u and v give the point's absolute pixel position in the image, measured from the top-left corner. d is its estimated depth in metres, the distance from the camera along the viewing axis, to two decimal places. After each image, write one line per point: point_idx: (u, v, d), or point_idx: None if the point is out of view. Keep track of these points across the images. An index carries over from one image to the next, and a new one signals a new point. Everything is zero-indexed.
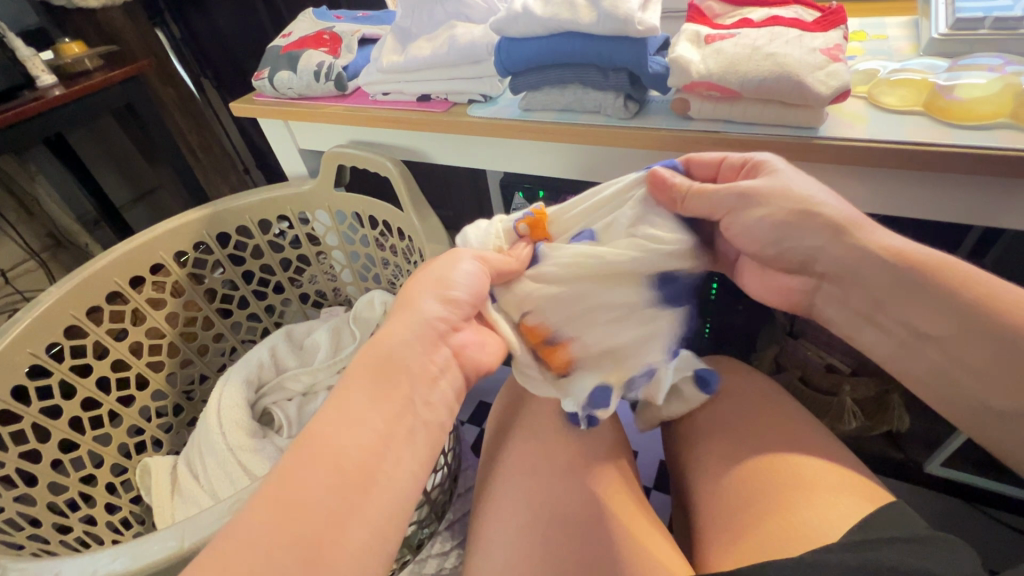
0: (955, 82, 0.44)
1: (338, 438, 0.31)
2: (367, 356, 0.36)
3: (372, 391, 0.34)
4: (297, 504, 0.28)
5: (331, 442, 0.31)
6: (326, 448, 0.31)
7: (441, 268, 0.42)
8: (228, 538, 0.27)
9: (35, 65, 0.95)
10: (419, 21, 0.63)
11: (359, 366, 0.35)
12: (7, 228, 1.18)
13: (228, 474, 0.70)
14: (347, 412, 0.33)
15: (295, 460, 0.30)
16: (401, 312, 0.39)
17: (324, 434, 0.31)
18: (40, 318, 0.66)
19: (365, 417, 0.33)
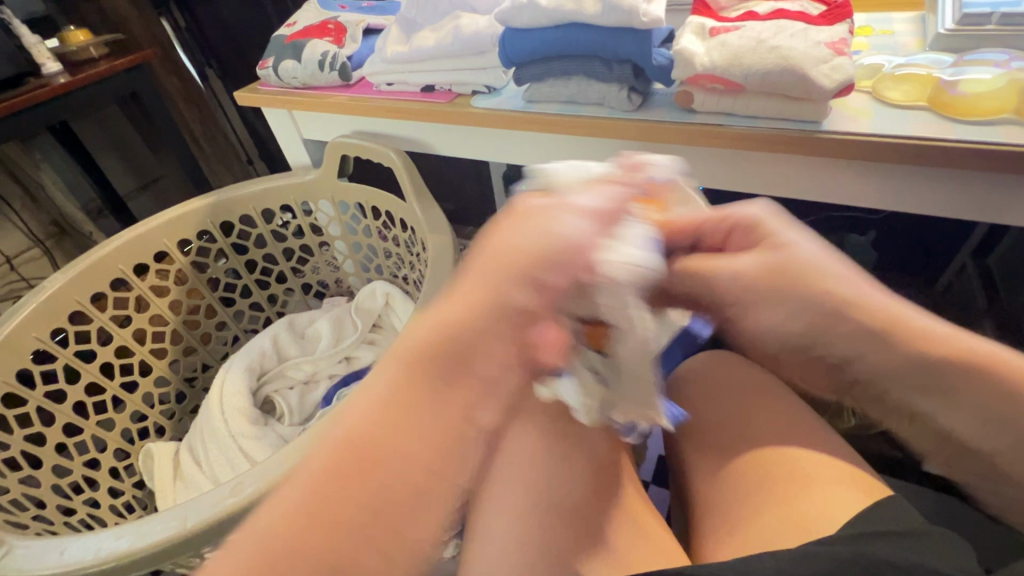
0: (960, 78, 0.44)
1: (382, 431, 0.27)
2: (426, 343, 0.29)
3: (435, 377, 0.28)
4: (325, 512, 0.25)
5: (371, 416, 0.28)
6: (370, 438, 0.27)
7: (532, 213, 0.33)
8: (256, 531, 0.25)
9: (40, 52, 0.95)
10: (423, 12, 0.63)
11: (418, 352, 0.29)
12: (12, 215, 1.19)
13: (230, 460, 0.70)
14: (394, 406, 0.28)
15: (333, 461, 0.26)
16: (486, 291, 0.30)
17: (365, 436, 0.27)
18: (46, 303, 0.67)
19: (415, 412, 0.28)
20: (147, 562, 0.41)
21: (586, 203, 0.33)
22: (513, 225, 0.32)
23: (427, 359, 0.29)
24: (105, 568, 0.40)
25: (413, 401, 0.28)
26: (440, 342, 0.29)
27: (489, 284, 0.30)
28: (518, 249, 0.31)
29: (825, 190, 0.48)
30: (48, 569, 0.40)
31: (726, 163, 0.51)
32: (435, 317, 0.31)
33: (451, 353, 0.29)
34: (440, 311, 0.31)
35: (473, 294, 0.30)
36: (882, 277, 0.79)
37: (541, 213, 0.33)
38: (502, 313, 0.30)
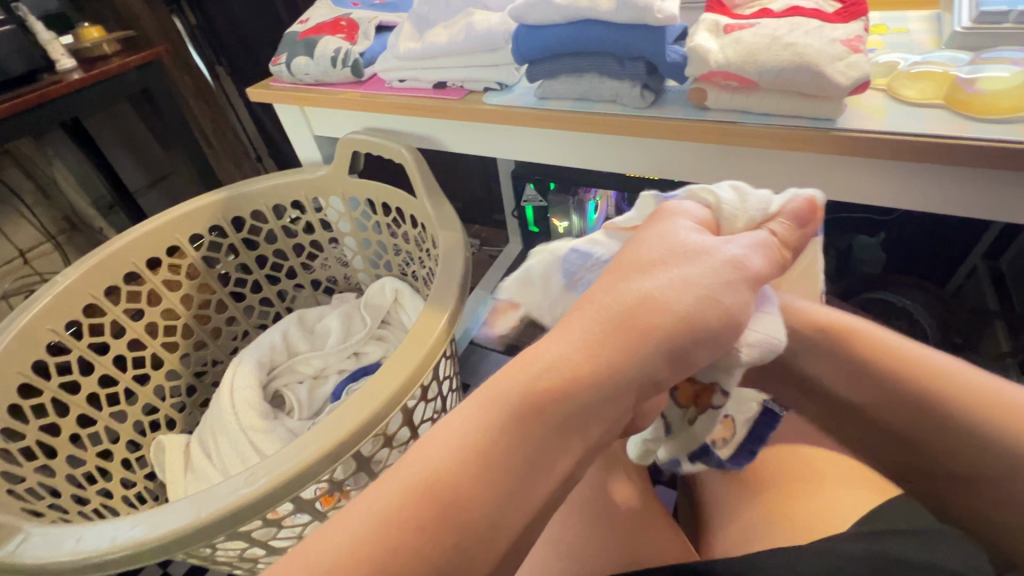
0: (979, 76, 0.43)
1: (466, 477, 0.25)
2: (538, 387, 0.27)
3: (534, 432, 0.26)
4: (393, 558, 0.23)
5: (467, 448, 0.26)
6: (456, 481, 0.25)
7: (691, 257, 0.30)
8: (314, 560, 0.23)
9: (55, 49, 0.96)
10: (436, 9, 0.64)
11: (521, 398, 0.26)
12: (25, 210, 1.20)
13: (240, 454, 0.71)
14: (484, 452, 0.25)
15: (414, 498, 0.24)
16: (618, 350, 0.27)
17: (449, 478, 0.25)
18: (59, 295, 0.68)
19: (503, 465, 0.25)
20: (162, 551, 0.41)
21: (750, 267, 0.30)
22: (661, 261, 0.30)
23: (531, 408, 0.26)
24: (120, 556, 0.40)
25: (504, 452, 0.26)
26: (556, 391, 0.27)
27: (621, 342, 0.27)
28: (663, 306, 0.28)
29: (838, 188, 0.48)
30: (65, 556, 0.41)
31: (739, 160, 0.51)
32: (552, 357, 0.27)
33: (557, 409, 0.26)
34: (561, 351, 0.28)
35: (605, 347, 0.27)
36: (893, 277, 0.78)
37: (700, 264, 0.29)
38: (622, 382, 0.27)
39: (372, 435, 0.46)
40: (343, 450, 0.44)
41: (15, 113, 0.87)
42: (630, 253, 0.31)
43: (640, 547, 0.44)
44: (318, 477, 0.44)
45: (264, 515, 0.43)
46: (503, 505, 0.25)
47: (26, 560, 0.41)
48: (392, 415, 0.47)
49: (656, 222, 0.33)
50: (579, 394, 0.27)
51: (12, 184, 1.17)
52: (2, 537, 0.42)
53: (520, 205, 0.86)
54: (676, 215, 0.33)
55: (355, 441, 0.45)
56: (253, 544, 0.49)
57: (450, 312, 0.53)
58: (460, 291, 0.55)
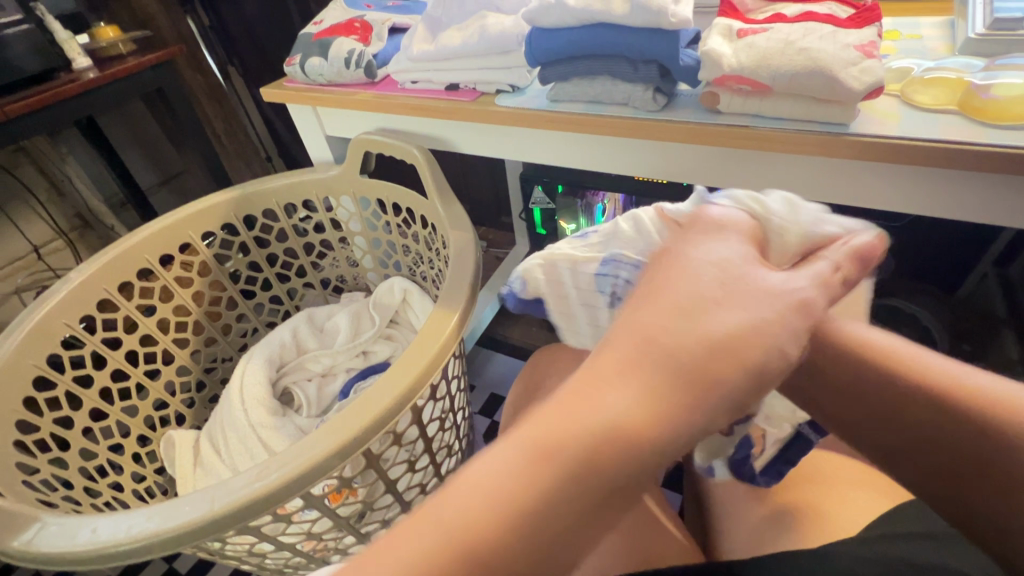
0: (992, 82, 0.43)
1: (490, 551, 0.21)
2: (594, 443, 0.22)
3: (574, 496, 0.22)
4: None
5: (502, 508, 0.21)
6: (491, 541, 0.21)
7: (738, 277, 0.25)
8: None
9: (71, 47, 0.98)
10: (449, 11, 0.65)
11: (572, 451, 0.22)
12: (38, 206, 1.22)
13: (249, 450, 0.71)
14: (518, 522, 0.21)
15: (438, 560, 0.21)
16: (684, 405, 0.22)
17: (478, 538, 0.21)
18: (75, 290, 0.68)
19: (544, 529, 0.21)
20: (174, 543, 0.42)
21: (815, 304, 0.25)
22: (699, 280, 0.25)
23: (582, 467, 0.22)
24: (135, 547, 0.41)
25: (540, 520, 0.21)
26: (611, 449, 0.22)
27: (686, 394, 0.22)
28: (724, 349, 0.23)
29: (849, 192, 0.48)
30: (80, 546, 0.41)
31: (748, 163, 0.51)
32: (610, 408, 0.22)
33: (605, 471, 0.22)
34: (611, 404, 0.22)
35: (669, 403, 0.22)
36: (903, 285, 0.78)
37: (759, 281, 0.25)
38: (678, 446, 0.22)
39: (382, 433, 0.46)
40: (353, 448, 0.45)
41: (33, 111, 0.89)
42: (674, 276, 0.25)
43: (648, 549, 0.44)
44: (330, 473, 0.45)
45: (276, 510, 0.44)
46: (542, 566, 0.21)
47: (43, 549, 0.42)
48: (403, 413, 0.47)
49: (688, 234, 0.29)
50: (632, 455, 0.22)
51: (26, 181, 1.19)
52: (19, 526, 0.43)
53: (528, 206, 0.86)
54: (725, 229, 0.28)
55: (365, 438, 0.45)
56: (263, 538, 0.49)
57: (460, 312, 0.53)
58: (470, 292, 0.55)
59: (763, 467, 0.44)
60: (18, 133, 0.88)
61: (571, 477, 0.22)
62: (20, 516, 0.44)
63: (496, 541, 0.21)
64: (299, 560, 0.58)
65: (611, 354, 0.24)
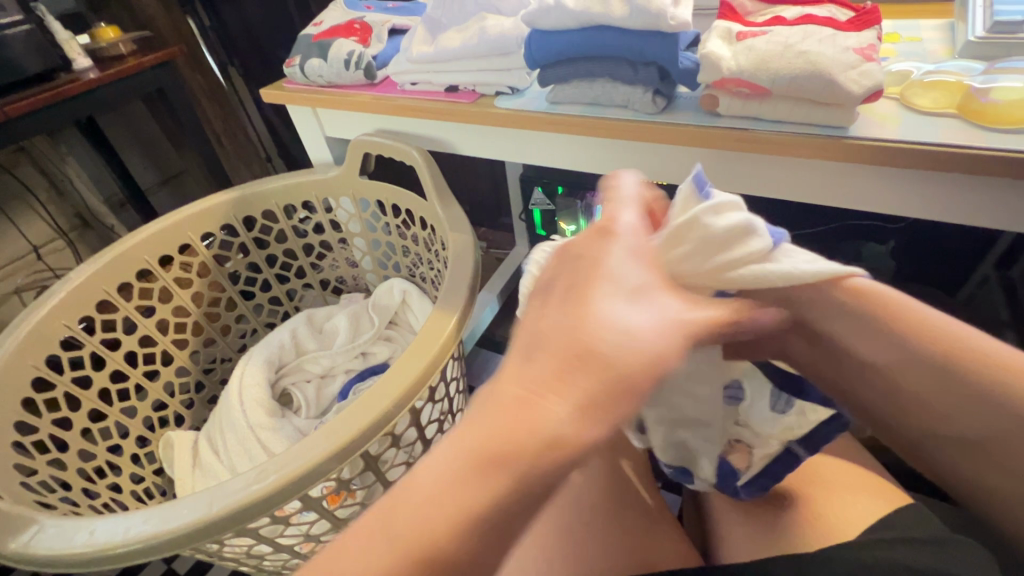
0: (992, 85, 0.43)
1: (430, 559, 0.22)
2: (528, 453, 0.23)
3: (506, 502, 0.23)
4: None
5: (446, 515, 0.22)
6: (440, 551, 0.22)
7: (646, 295, 0.27)
8: None
9: (71, 48, 0.98)
10: (449, 13, 0.65)
11: (508, 460, 0.23)
12: (38, 206, 1.22)
13: (248, 452, 0.71)
14: (456, 528, 0.22)
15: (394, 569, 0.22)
16: (605, 416, 0.23)
17: (429, 545, 0.22)
18: (74, 291, 0.68)
19: (488, 532, 0.23)
20: (170, 546, 0.41)
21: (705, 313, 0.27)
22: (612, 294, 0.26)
23: (519, 474, 0.23)
24: (133, 550, 0.41)
25: (475, 526, 0.22)
26: (544, 459, 0.23)
27: (606, 401, 0.23)
28: (641, 365, 0.24)
29: (849, 195, 0.48)
30: (77, 548, 0.41)
31: (749, 165, 0.51)
32: (544, 419, 0.23)
33: (536, 480, 0.23)
34: (542, 416, 0.23)
35: (593, 411, 0.23)
36: (902, 287, 0.78)
37: (656, 289, 0.27)
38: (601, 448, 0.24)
39: (380, 435, 0.46)
40: (351, 451, 0.45)
41: (32, 111, 0.89)
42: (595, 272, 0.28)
43: (646, 552, 0.44)
44: (327, 475, 0.45)
45: (274, 512, 0.44)
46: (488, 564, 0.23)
47: (41, 551, 0.42)
48: (401, 416, 0.47)
49: (604, 242, 0.29)
50: (559, 464, 0.23)
51: (26, 180, 1.19)
52: (17, 528, 0.43)
53: (528, 208, 0.86)
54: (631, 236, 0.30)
55: (363, 440, 0.45)
56: (261, 540, 0.49)
57: (459, 315, 0.53)
58: (469, 294, 0.55)
59: (763, 471, 0.44)
60: (17, 134, 0.88)
61: (508, 485, 0.23)
62: (17, 517, 0.44)
63: (444, 547, 0.22)
64: (297, 562, 0.58)
65: (542, 364, 0.24)
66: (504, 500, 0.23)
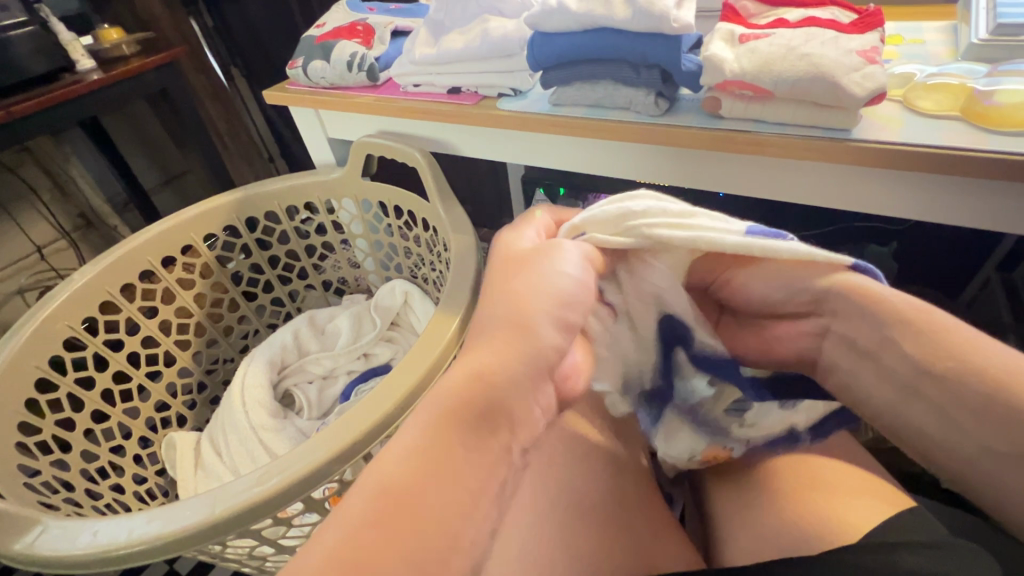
0: (995, 88, 0.43)
1: (408, 488, 0.25)
2: (468, 382, 0.28)
3: (467, 442, 0.26)
4: (361, 552, 0.23)
5: (414, 450, 0.26)
6: (414, 479, 0.25)
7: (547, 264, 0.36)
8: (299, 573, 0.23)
9: (75, 49, 0.98)
10: (452, 15, 0.65)
11: (456, 392, 0.28)
12: (41, 206, 1.22)
13: (251, 453, 0.72)
14: (425, 472, 0.25)
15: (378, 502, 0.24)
16: (527, 346, 0.30)
17: (404, 476, 0.25)
18: (77, 292, 0.69)
19: (452, 456, 0.26)
20: (173, 546, 0.42)
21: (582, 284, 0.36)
22: (528, 277, 0.34)
23: (465, 401, 0.27)
24: (136, 551, 0.41)
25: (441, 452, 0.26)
26: (482, 382, 0.28)
27: (518, 326, 0.30)
28: (542, 298, 0.32)
29: (852, 197, 0.48)
30: (80, 549, 0.41)
31: (751, 167, 0.51)
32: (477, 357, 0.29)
33: (486, 414, 0.27)
34: (480, 361, 0.29)
35: (510, 336, 0.30)
36: (905, 289, 0.78)
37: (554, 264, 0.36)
38: (530, 365, 0.29)
39: (382, 437, 0.46)
40: (354, 452, 0.45)
41: (35, 112, 0.89)
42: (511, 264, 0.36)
43: (648, 554, 0.44)
44: (330, 477, 0.45)
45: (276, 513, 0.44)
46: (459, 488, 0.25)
47: (44, 552, 0.42)
48: (403, 417, 0.48)
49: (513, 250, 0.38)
50: (493, 385, 0.28)
51: (29, 181, 1.19)
52: (21, 529, 0.43)
53: (530, 209, 0.86)
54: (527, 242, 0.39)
55: (365, 442, 0.45)
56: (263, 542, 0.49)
57: (461, 316, 0.53)
58: (471, 295, 0.56)
59: None
60: (20, 135, 0.88)
61: (459, 411, 0.27)
62: (20, 518, 0.44)
63: (416, 476, 0.25)
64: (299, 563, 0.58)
65: (476, 335, 0.31)
66: (459, 425, 0.27)
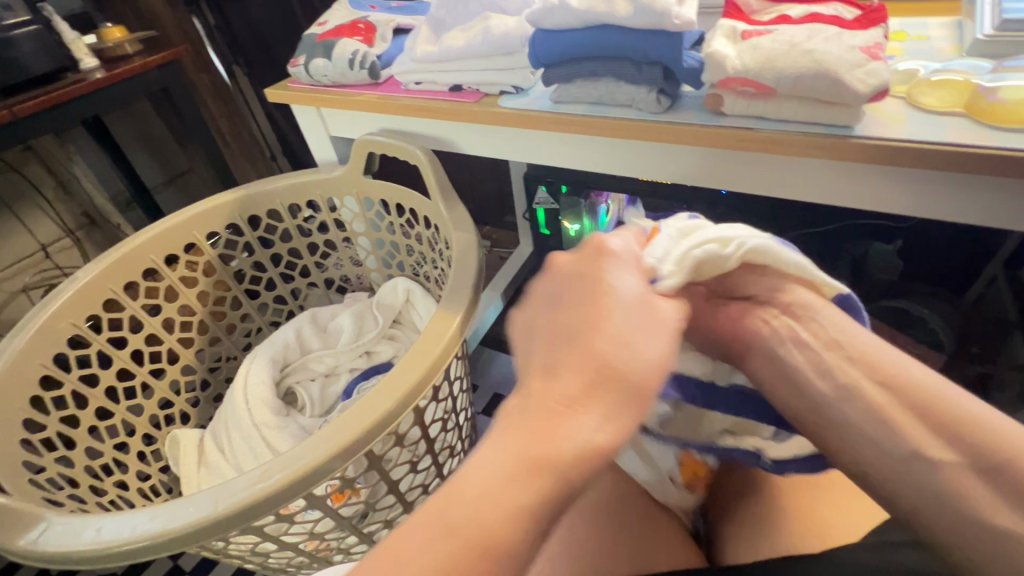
0: (1000, 84, 0.43)
1: (485, 543, 0.26)
2: (562, 448, 0.28)
3: (555, 504, 0.28)
4: None
5: (491, 507, 0.27)
6: (488, 540, 0.26)
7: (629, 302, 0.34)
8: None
9: (78, 48, 0.98)
10: (453, 12, 0.65)
11: (548, 455, 0.28)
12: (45, 205, 1.23)
13: (254, 451, 0.72)
14: (518, 531, 0.27)
15: (450, 556, 0.25)
16: (634, 419, 0.30)
17: (481, 533, 0.26)
18: (80, 291, 0.69)
19: (529, 518, 0.27)
20: (177, 543, 0.42)
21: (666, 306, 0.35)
22: (615, 321, 0.33)
23: (554, 468, 0.28)
24: (139, 548, 0.41)
25: (519, 515, 0.27)
26: (574, 450, 0.28)
27: (622, 398, 0.30)
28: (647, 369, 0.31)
29: (855, 194, 0.48)
30: (84, 545, 0.42)
31: (754, 164, 0.50)
32: (576, 417, 0.29)
33: (573, 479, 0.28)
34: (592, 429, 0.28)
35: (612, 409, 0.30)
36: (908, 286, 0.77)
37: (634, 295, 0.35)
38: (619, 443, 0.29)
39: (385, 434, 0.46)
40: (356, 449, 0.45)
41: (40, 111, 0.89)
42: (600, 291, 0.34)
43: (651, 551, 0.44)
44: (332, 474, 0.45)
45: (279, 510, 0.44)
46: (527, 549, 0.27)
47: (49, 549, 0.42)
48: (405, 414, 0.48)
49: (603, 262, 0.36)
50: (585, 456, 0.28)
51: (34, 180, 1.20)
52: (26, 525, 0.43)
53: (531, 207, 0.86)
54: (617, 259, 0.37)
55: (367, 439, 0.45)
56: (266, 538, 0.49)
57: (462, 314, 0.53)
58: (473, 293, 0.56)
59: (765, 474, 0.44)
60: (24, 134, 0.88)
61: (545, 476, 0.27)
62: (25, 514, 0.44)
63: (490, 535, 0.26)
64: (302, 559, 0.58)
65: (569, 377, 0.30)
66: (541, 487, 0.27)
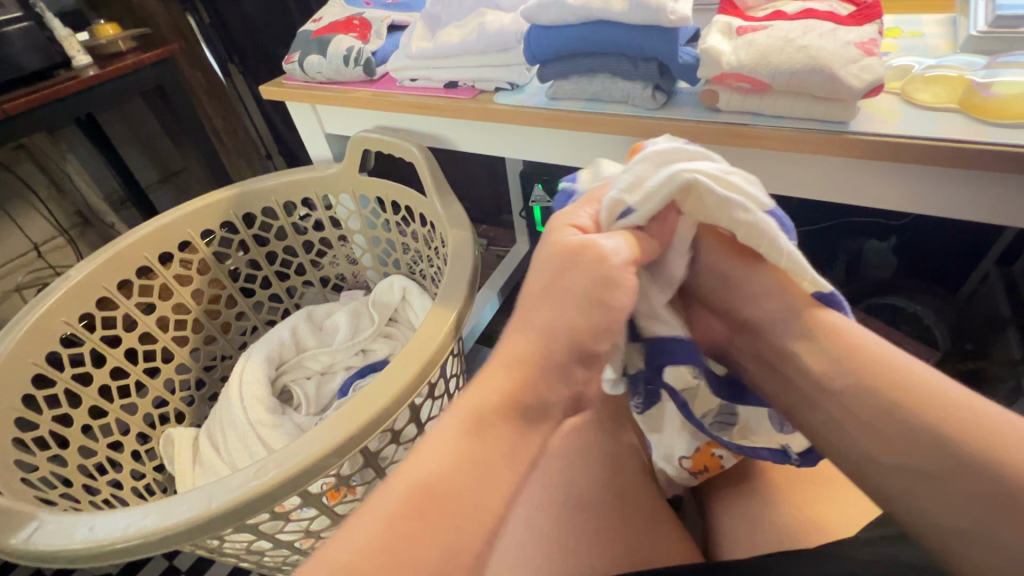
0: (993, 80, 0.43)
1: (443, 485, 0.29)
2: (496, 402, 0.33)
3: (492, 451, 0.32)
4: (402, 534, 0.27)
5: (446, 454, 0.31)
6: (446, 481, 0.30)
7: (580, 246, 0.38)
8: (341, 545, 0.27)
9: (71, 45, 0.97)
10: (448, 8, 0.64)
11: (488, 410, 0.33)
12: (39, 204, 1.22)
13: (248, 448, 0.71)
14: (462, 476, 0.30)
15: (414, 495, 0.29)
16: (557, 383, 0.36)
17: (440, 478, 0.30)
18: (73, 288, 0.68)
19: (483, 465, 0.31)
20: (170, 542, 0.42)
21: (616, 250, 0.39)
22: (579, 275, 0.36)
23: (494, 420, 0.33)
24: (131, 546, 0.41)
25: (471, 459, 0.31)
26: (507, 403, 0.34)
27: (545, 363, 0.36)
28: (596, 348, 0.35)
29: (851, 190, 0.48)
30: (76, 544, 0.41)
31: (749, 160, 0.51)
32: (505, 381, 0.35)
33: (509, 428, 0.33)
34: (503, 381, 0.34)
35: (535, 372, 0.35)
36: (902, 282, 0.78)
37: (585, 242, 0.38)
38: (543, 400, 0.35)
39: (380, 431, 0.46)
40: (351, 446, 0.45)
41: (32, 108, 0.88)
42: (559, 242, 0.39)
43: (647, 545, 0.44)
44: (327, 471, 0.44)
45: (273, 508, 0.44)
46: (487, 494, 0.30)
47: (40, 548, 0.42)
48: (401, 411, 0.48)
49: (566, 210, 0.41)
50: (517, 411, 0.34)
51: (27, 179, 1.19)
52: (18, 524, 0.43)
53: (528, 205, 0.86)
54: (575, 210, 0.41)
55: (363, 436, 0.45)
56: (260, 537, 0.49)
57: (459, 311, 0.53)
58: (469, 289, 0.55)
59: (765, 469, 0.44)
60: (16, 132, 0.87)
61: (488, 426, 0.32)
62: (16, 513, 0.44)
63: (450, 479, 0.30)
64: (297, 557, 0.58)
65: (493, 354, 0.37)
66: (488, 438, 0.32)
